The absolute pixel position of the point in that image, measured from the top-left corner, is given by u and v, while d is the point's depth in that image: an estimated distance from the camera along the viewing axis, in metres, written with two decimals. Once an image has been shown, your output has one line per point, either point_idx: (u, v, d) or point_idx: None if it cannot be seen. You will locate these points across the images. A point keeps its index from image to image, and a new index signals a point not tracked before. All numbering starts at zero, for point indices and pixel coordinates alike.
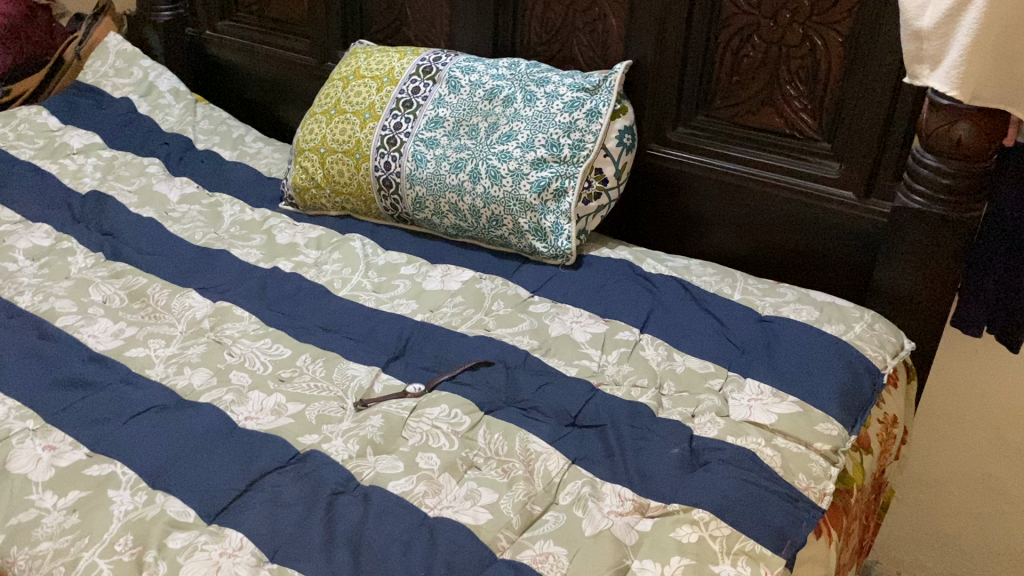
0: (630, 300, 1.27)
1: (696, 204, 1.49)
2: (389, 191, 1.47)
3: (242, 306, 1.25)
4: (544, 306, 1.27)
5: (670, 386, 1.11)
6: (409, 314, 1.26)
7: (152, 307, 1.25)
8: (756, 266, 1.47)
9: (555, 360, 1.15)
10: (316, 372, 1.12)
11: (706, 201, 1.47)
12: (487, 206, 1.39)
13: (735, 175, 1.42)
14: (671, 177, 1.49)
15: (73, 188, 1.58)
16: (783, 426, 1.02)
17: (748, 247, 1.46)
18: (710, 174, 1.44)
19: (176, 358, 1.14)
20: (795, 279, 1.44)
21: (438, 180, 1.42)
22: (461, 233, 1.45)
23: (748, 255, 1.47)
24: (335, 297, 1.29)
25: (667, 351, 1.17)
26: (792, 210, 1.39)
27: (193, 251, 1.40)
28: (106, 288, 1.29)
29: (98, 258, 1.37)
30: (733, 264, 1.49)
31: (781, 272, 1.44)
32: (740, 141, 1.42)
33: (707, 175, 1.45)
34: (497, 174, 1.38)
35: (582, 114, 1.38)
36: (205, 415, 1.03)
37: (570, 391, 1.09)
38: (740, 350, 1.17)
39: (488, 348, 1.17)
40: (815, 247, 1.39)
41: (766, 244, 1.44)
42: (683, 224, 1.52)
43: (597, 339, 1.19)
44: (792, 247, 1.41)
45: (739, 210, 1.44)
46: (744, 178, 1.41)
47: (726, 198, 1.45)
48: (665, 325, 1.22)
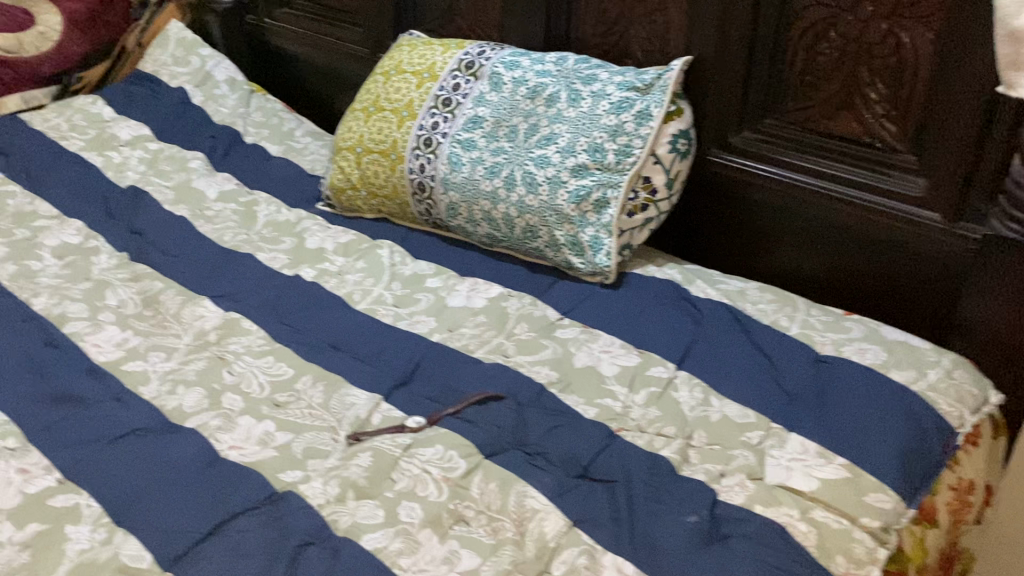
0: (670, 329, 1.14)
1: (762, 217, 1.33)
2: (423, 196, 1.37)
3: (253, 318, 1.19)
4: (573, 331, 1.15)
5: (702, 436, 0.97)
6: (425, 334, 1.16)
7: (162, 316, 1.20)
8: (828, 288, 1.31)
9: (573, 398, 1.03)
10: (313, 399, 1.04)
11: (771, 215, 1.32)
12: (522, 216, 1.27)
13: (804, 188, 1.26)
14: (733, 187, 1.34)
15: (115, 182, 1.56)
16: (825, 496, 0.88)
17: (819, 267, 1.30)
18: (775, 186, 1.29)
19: (173, 375, 1.08)
20: (869, 308, 1.28)
21: (472, 186, 1.31)
22: (496, 243, 1.33)
23: (819, 276, 1.31)
24: (351, 312, 1.21)
25: (704, 393, 1.03)
26: (869, 229, 1.22)
27: (217, 255, 1.35)
28: (122, 291, 1.25)
29: (121, 259, 1.34)
30: (800, 288, 1.34)
31: (856, 295, 1.28)
32: (812, 150, 1.25)
33: (773, 186, 1.29)
34: (533, 181, 1.26)
35: (631, 116, 1.24)
36: (187, 443, 0.97)
37: (584, 436, 0.97)
38: (789, 397, 1.02)
39: (502, 378, 1.06)
40: (896, 270, 1.22)
41: (836, 268, 1.28)
42: (746, 241, 1.37)
43: (626, 375, 1.07)
44: (868, 269, 1.25)
45: (807, 228, 1.29)
46: (815, 191, 1.25)
47: (793, 214, 1.29)
48: (705, 362, 1.08)
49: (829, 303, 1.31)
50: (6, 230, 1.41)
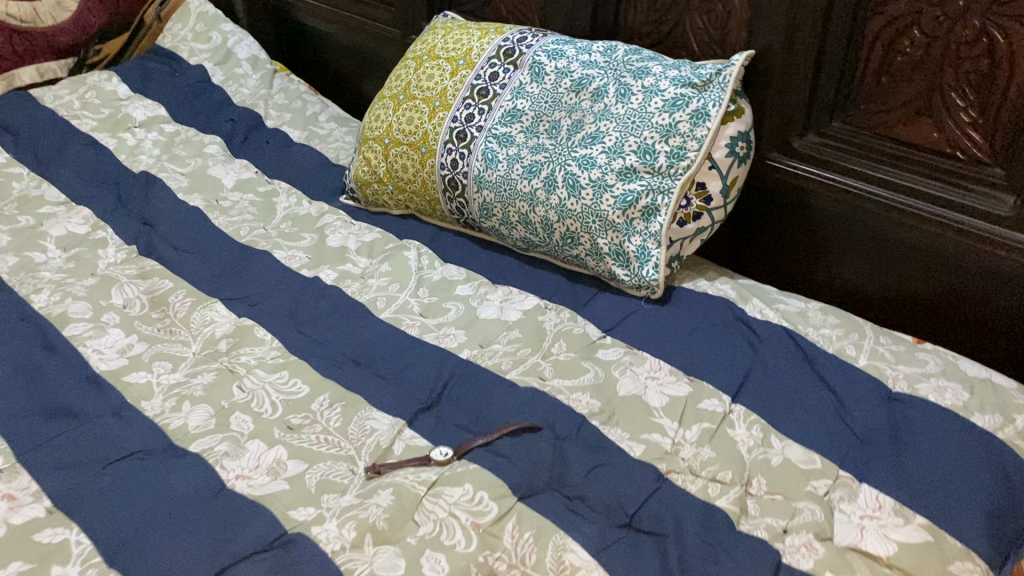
0: (725, 355, 1.03)
1: (824, 227, 1.22)
2: (455, 193, 1.27)
3: (267, 325, 1.09)
4: (616, 352, 1.04)
5: (760, 483, 0.87)
6: (454, 349, 1.06)
7: (170, 320, 1.11)
8: (895, 308, 1.20)
9: (616, 432, 0.93)
10: (329, 423, 0.94)
11: (834, 226, 1.21)
12: (562, 221, 1.16)
13: (874, 200, 1.14)
14: (794, 195, 1.23)
15: (127, 166, 1.46)
16: (904, 563, 0.77)
17: (886, 285, 1.19)
18: (842, 196, 1.17)
19: (179, 389, 0.98)
20: (941, 334, 1.17)
21: (508, 186, 1.20)
22: (532, 247, 1.23)
23: (885, 293, 1.20)
24: (374, 321, 1.11)
25: (763, 432, 0.93)
26: (945, 248, 1.10)
27: (232, 252, 1.25)
28: (129, 290, 1.16)
29: (130, 253, 1.25)
30: (864, 307, 1.23)
31: (927, 317, 1.17)
32: (884, 158, 1.13)
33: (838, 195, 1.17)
34: (575, 183, 1.14)
35: (686, 115, 1.11)
36: (189, 470, 0.88)
37: (629, 479, 0.87)
38: (859, 440, 0.92)
39: (537, 406, 0.96)
40: (973, 294, 1.10)
41: (906, 288, 1.17)
42: (806, 253, 1.26)
43: (675, 407, 0.96)
44: (942, 290, 1.13)
45: (875, 243, 1.17)
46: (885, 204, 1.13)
47: (859, 229, 1.18)
48: (764, 395, 0.97)
49: (896, 326, 1.20)
50: (9, 217, 1.32)
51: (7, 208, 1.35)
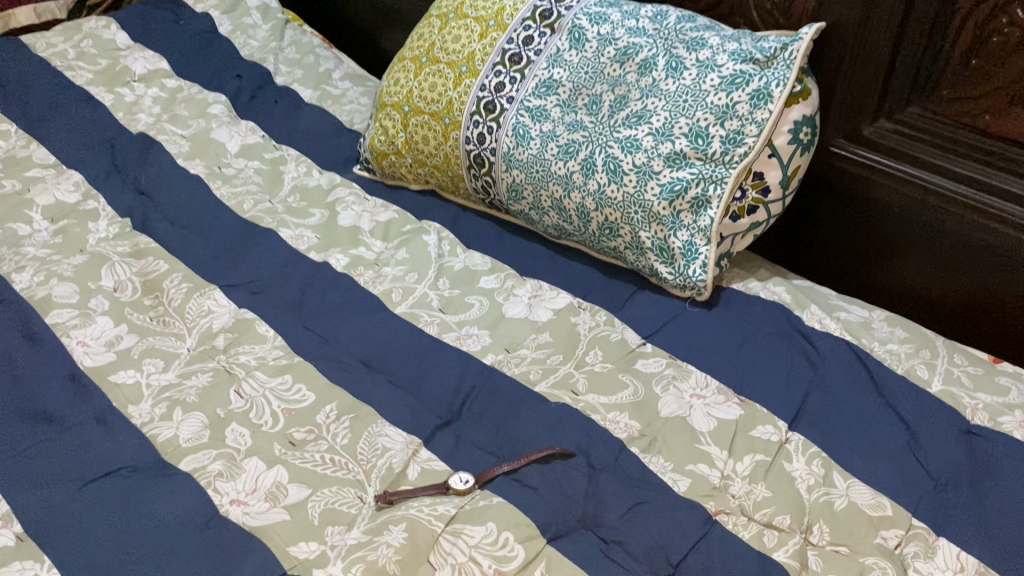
0: (780, 373, 0.92)
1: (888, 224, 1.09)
2: (481, 171, 1.15)
3: (270, 319, 0.99)
4: (658, 365, 0.93)
5: (821, 530, 0.77)
6: (477, 353, 0.95)
7: (163, 309, 1.00)
8: (964, 318, 1.08)
9: (659, 461, 0.83)
10: (336, 439, 0.84)
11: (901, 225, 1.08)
12: (600, 209, 1.04)
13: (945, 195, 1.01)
14: (853, 187, 1.10)
15: (123, 125, 1.35)
16: None
17: (955, 293, 1.07)
18: (907, 190, 1.04)
19: (170, 393, 0.88)
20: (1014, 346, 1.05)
21: (541, 166, 1.08)
22: (565, 235, 1.11)
23: (954, 302, 1.07)
24: (389, 317, 1.00)
25: (825, 468, 0.82)
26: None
27: (234, 230, 1.14)
28: (120, 271, 1.06)
29: (123, 227, 1.14)
30: (927, 313, 1.11)
31: (1001, 331, 1.05)
32: (968, 152, 1.00)
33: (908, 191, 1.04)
34: (616, 168, 1.02)
35: (745, 95, 0.97)
36: (178, 493, 0.78)
37: (672, 521, 0.77)
38: (934, 484, 0.81)
39: (570, 427, 0.85)
40: None
41: (975, 295, 1.05)
42: (862, 250, 1.14)
43: (724, 433, 0.86)
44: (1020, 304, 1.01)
45: (942, 244, 1.05)
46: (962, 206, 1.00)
47: (923, 227, 1.05)
48: (824, 423, 0.87)
49: (964, 337, 1.09)
50: None
51: None
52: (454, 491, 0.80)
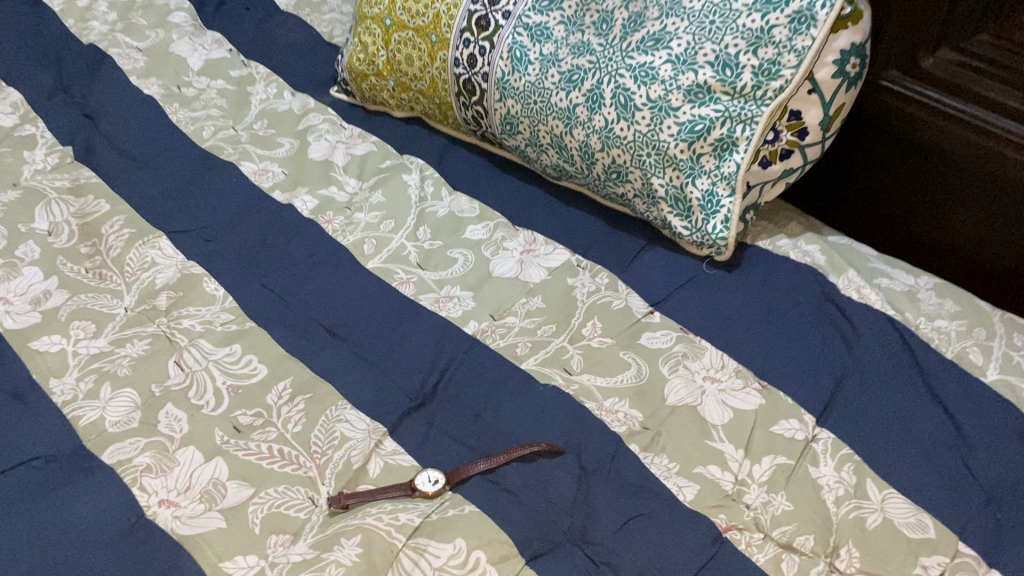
0: (808, 354, 0.79)
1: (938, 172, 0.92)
2: (471, 99, 0.99)
3: (221, 273, 0.86)
4: (666, 340, 0.80)
5: (850, 554, 0.65)
6: (457, 320, 0.82)
7: (101, 259, 0.88)
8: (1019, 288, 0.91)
9: (662, 462, 0.71)
10: (288, 426, 0.72)
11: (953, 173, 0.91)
12: (606, 150, 0.89)
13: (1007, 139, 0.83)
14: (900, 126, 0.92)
15: (73, 35, 1.19)
16: None
17: (1011, 258, 0.90)
18: (960, 131, 0.87)
19: (100, 364, 0.77)
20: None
21: (540, 97, 0.92)
22: (566, 176, 0.96)
23: (1009, 267, 0.91)
24: (358, 272, 0.87)
25: (857, 475, 0.70)
26: None
27: (190, 162, 1.00)
28: (55, 210, 0.93)
29: (63, 157, 1.00)
30: (975, 279, 0.95)
31: None
32: None
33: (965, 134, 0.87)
34: (627, 103, 0.86)
35: (785, 18, 0.79)
36: (97, 492, 0.67)
37: (674, 540, 0.65)
38: (987, 498, 0.69)
39: (560, 417, 0.73)
40: None
41: None
42: (905, 197, 0.97)
43: (739, 429, 0.73)
44: None
45: (999, 200, 0.88)
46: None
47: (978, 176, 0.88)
48: (858, 418, 0.74)
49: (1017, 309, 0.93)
50: None
51: None
52: (422, 494, 0.68)
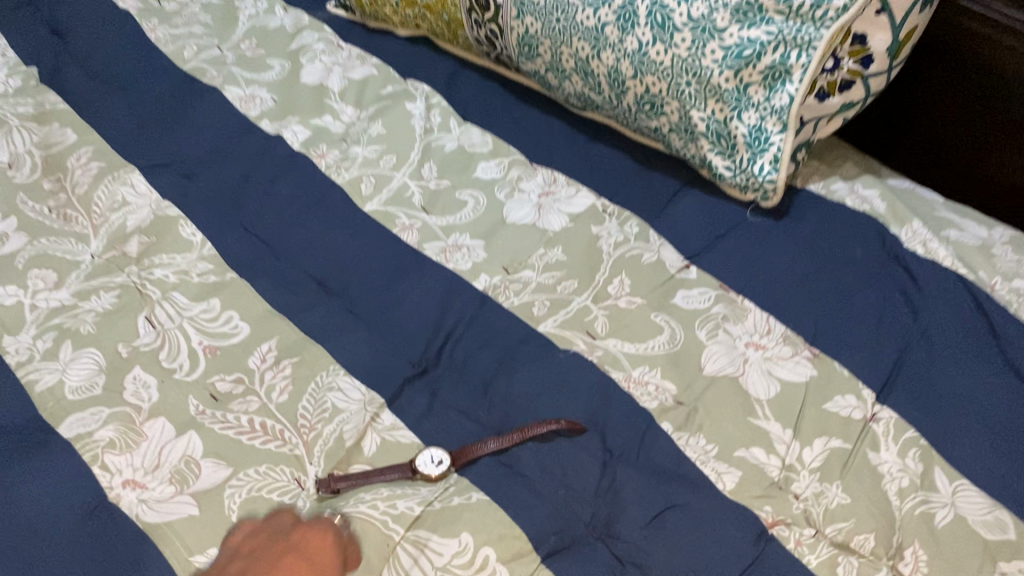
0: (867, 318, 0.69)
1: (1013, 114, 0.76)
2: (484, 16, 0.87)
3: (200, 215, 0.76)
4: (703, 299, 0.70)
5: (917, 557, 0.56)
6: (466, 273, 0.73)
7: (66, 197, 0.78)
8: None
9: (698, 443, 0.62)
10: (271, 395, 0.64)
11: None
12: (639, 77, 0.77)
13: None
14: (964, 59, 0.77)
15: None
16: None
17: None
18: None
19: (61, 320, 0.68)
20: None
21: (563, 14, 0.80)
22: (592, 108, 0.85)
23: None
24: (354, 215, 0.77)
25: (923, 463, 0.61)
26: None
27: (168, 86, 0.90)
28: (16, 140, 0.82)
29: (27, 79, 0.90)
30: None
31: None
32: None
33: None
34: (665, 22, 0.74)
35: None
36: (51, 470, 0.58)
37: (714, 537, 0.57)
38: None
39: (581, 389, 0.64)
40: None
41: None
42: (963, 148, 0.82)
43: (787, 405, 0.64)
44: None
45: None
46: None
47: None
48: (925, 394, 0.64)
49: None
50: None
51: None
52: (424, 478, 0.59)
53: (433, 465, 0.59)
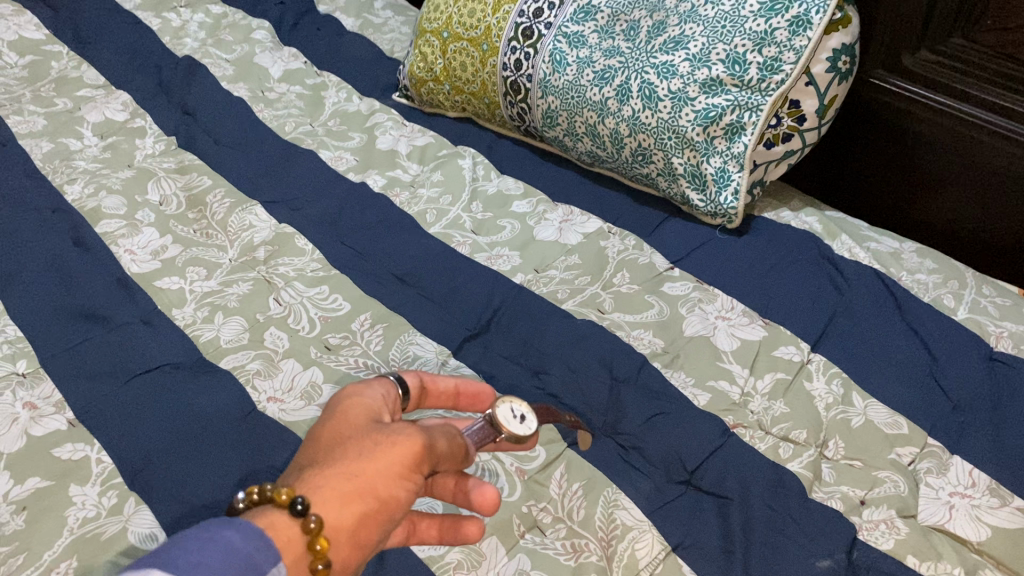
0: (806, 296, 0.93)
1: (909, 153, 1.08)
2: (517, 97, 1.16)
3: (309, 233, 1.02)
4: (684, 288, 0.95)
5: (837, 445, 0.79)
6: (507, 272, 0.98)
7: (207, 222, 1.04)
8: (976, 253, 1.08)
9: (680, 376, 0.85)
10: (370, 345, 0.88)
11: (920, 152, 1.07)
12: (634, 135, 1.05)
13: (1005, 137, 0.98)
14: (878, 118, 1.09)
15: (168, 49, 1.38)
16: (997, 550, 0.69)
17: (977, 223, 1.06)
18: (927, 116, 1.04)
19: (212, 299, 0.92)
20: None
21: (576, 92, 1.08)
22: (598, 162, 1.12)
23: (969, 232, 1.08)
24: (422, 235, 1.03)
25: (844, 388, 0.84)
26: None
27: (275, 147, 1.17)
28: (166, 186, 1.09)
29: (169, 144, 1.18)
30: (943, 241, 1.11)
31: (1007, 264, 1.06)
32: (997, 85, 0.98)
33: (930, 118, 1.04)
34: (652, 94, 1.02)
35: (785, 22, 0.95)
36: (219, 389, 0.82)
37: (691, 431, 0.79)
38: (954, 406, 0.82)
39: (593, 342, 0.88)
40: None
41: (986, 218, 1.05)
42: (876, 180, 1.14)
43: (746, 353, 0.87)
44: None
45: (957, 172, 1.05)
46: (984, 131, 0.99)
47: (978, 165, 1.02)
48: (848, 345, 0.88)
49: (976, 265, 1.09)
50: (46, 98, 1.25)
51: (44, 90, 1.28)
52: (511, 436, 0.66)
53: (519, 423, 0.67)
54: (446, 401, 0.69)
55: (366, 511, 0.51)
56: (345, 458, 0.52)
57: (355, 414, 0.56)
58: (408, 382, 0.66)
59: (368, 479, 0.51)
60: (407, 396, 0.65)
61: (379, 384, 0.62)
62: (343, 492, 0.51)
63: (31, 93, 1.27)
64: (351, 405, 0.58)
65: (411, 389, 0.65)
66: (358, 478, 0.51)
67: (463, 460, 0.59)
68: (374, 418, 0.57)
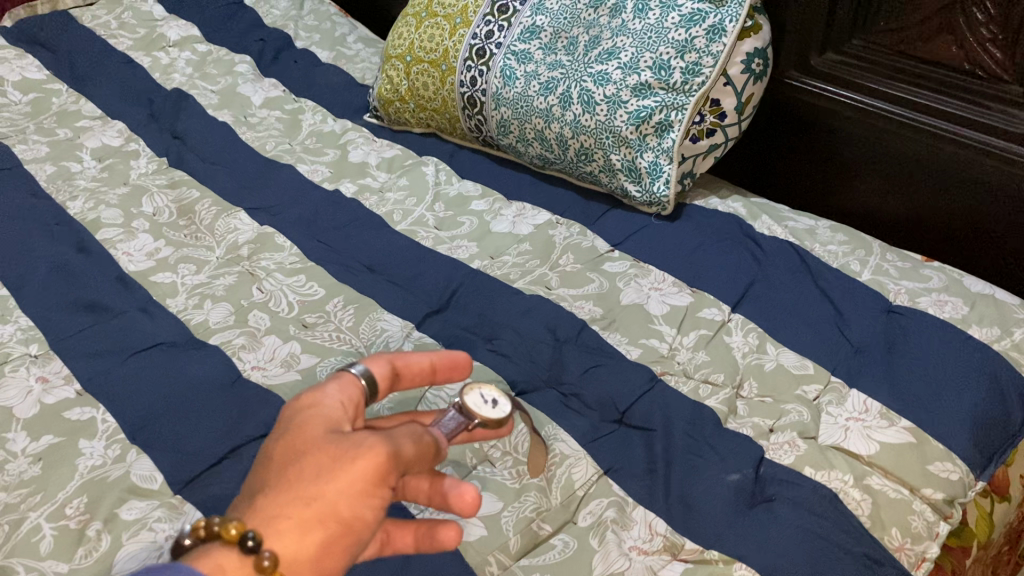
0: (728, 267, 1.05)
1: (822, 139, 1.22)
2: (473, 110, 1.29)
3: (288, 233, 1.14)
4: (622, 266, 1.07)
5: (751, 386, 0.90)
6: (465, 260, 1.10)
7: (195, 227, 1.16)
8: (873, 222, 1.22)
9: (615, 337, 0.97)
10: (342, 321, 0.99)
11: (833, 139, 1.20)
12: (576, 136, 1.17)
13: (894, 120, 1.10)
14: (797, 111, 1.22)
15: (158, 83, 1.51)
16: (884, 461, 0.80)
17: (874, 198, 1.20)
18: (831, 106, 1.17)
19: (202, 289, 1.04)
20: (984, 265, 1.12)
21: (525, 102, 1.21)
22: (548, 164, 1.25)
23: (868, 206, 1.21)
24: (389, 231, 1.15)
25: (759, 339, 0.95)
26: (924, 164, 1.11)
27: (256, 163, 1.30)
28: (158, 198, 1.22)
29: (160, 164, 1.30)
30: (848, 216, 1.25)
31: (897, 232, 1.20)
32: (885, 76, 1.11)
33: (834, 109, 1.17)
34: (590, 100, 1.14)
35: (702, 30, 1.08)
36: (209, 360, 0.93)
37: (624, 379, 0.90)
38: (855, 350, 0.93)
39: (540, 312, 0.99)
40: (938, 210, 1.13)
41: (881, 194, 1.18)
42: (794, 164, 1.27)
43: (674, 315, 0.99)
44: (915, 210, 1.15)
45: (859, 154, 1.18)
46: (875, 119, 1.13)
47: (881, 147, 1.15)
48: (764, 305, 0.99)
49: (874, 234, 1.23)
50: (48, 129, 1.38)
51: (46, 122, 1.41)
52: (484, 420, 0.64)
53: (490, 408, 0.65)
54: (422, 379, 0.64)
55: (328, 537, 0.49)
56: (301, 481, 0.50)
57: (309, 425, 0.53)
58: (379, 371, 0.61)
59: (326, 503, 0.49)
60: (376, 386, 0.60)
61: (338, 384, 0.57)
62: (301, 520, 0.49)
63: (35, 125, 1.40)
64: (305, 414, 0.54)
65: (382, 377, 0.60)
66: (318, 502, 0.49)
67: (432, 462, 0.56)
68: (332, 427, 0.54)
